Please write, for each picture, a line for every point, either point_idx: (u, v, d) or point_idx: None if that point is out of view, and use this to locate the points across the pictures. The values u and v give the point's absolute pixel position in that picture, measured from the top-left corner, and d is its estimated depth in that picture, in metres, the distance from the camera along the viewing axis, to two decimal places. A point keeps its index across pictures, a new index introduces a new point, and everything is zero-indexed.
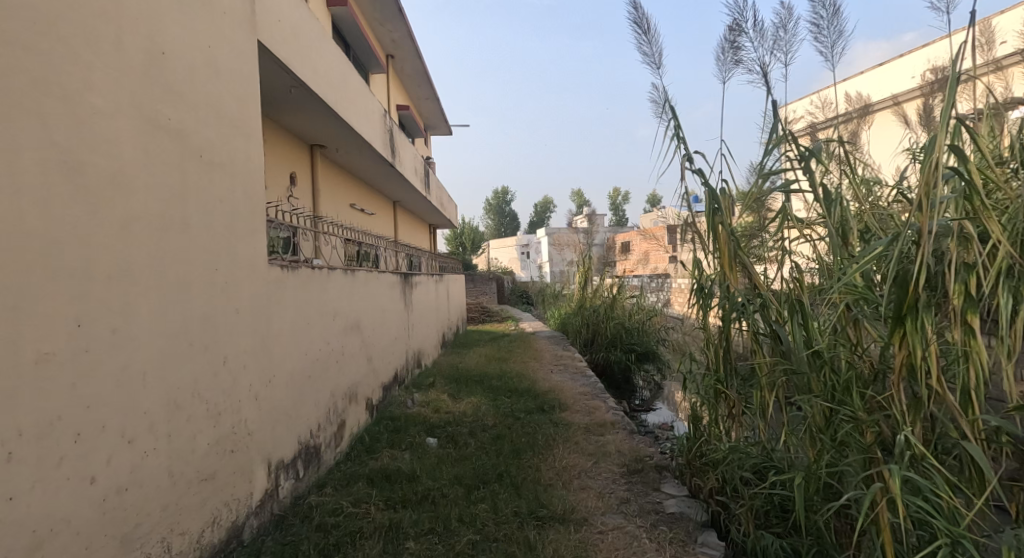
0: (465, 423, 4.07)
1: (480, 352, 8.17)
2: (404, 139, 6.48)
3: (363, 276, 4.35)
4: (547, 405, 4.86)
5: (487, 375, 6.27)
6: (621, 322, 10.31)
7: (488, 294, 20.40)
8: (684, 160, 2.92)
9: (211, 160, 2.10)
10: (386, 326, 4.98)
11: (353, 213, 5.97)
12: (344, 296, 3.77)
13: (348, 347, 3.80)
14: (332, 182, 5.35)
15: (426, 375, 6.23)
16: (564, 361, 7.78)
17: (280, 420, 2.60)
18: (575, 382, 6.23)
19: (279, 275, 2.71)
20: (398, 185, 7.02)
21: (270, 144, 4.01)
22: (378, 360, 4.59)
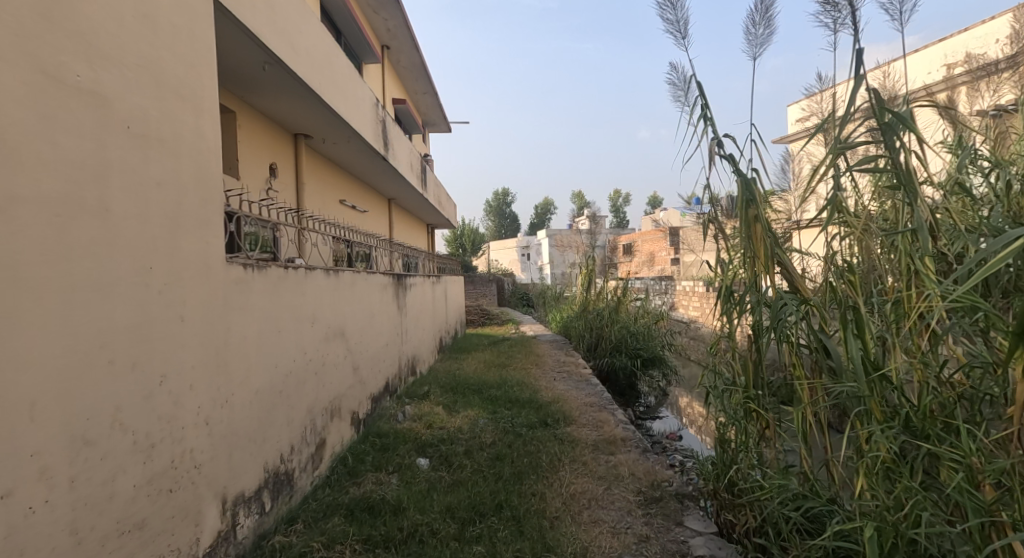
0: (461, 440, 3.68)
1: (478, 358, 7.79)
2: (399, 132, 6.08)
3: (350, 277, 3.96)
4: (551, 418, 4.47)
5: (486, 384, 5.87)
6: (625, 326, 9.92)
7: (488, 296, 19.98)
8: (714, 144, 2.53)
9: (147, 135, 1.71)
10: (376, 332, 4.59)
11: (342, 209, 5.58)
12: (325, 299, 3.37)
13: (330, 356, 3.40)
14: (319, 175, 4.95)
15: (421, 383, 5.84)
16: (568, 367, 7.38)
17: (241, 447, 2.21)
18: (580, 391, 5.83)
19: (241, 275, 2.31)
20: (393, 181, 6.62)
21: (244, 130, 3.60)
22: (366, 370, 4.19)
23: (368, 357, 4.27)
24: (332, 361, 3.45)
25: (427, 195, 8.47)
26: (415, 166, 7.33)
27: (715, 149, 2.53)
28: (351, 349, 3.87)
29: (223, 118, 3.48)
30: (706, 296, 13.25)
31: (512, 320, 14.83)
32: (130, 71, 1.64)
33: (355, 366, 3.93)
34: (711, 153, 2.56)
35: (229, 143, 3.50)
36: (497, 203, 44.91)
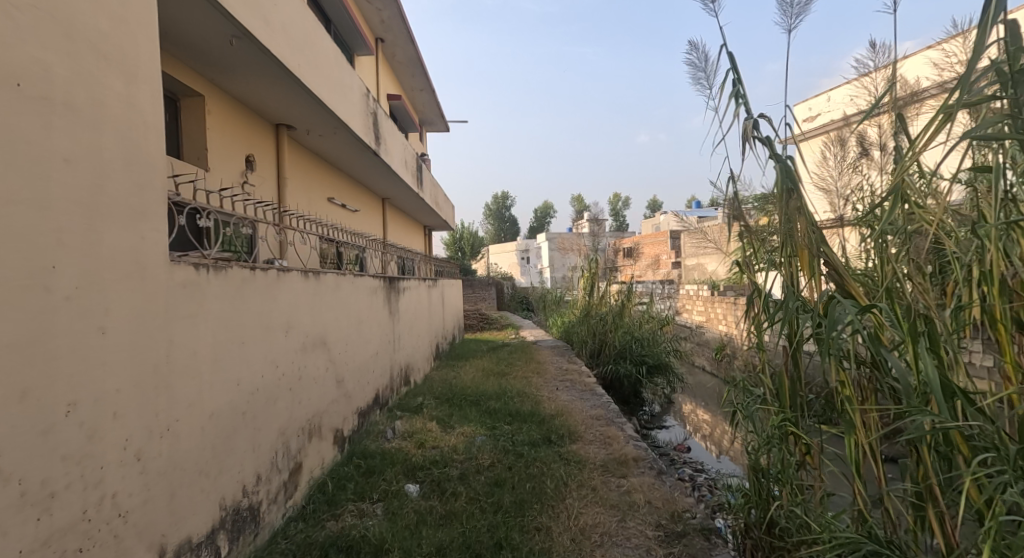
0: (456, 462, 3.31)
1: (476, 365, 7.43)
2: (393, 127, 5.72)
3: (334, 281, 3.59)
4: (555, 435, 4.11)
5: (485, 395, 5.49)
6: (629, 332, 9.54)
7: (488, 301, 19.62)
8: (750, 126, 2.17)
9: (49, 98, 1.35)
10: (365, 337, 4.23)
11: (330, 208, 5.21)
12: (303, 305, 3.00)
13: (308, 369, 3.02)
14: (304, 170, 4.58)
15: (414, 394, 5.47)
16: (571, 376, 7.00)
17: (188, 483, 1.84)
18: (584, 403, 5.46)
19: (191, 277, 1.94)
20: (387, 180, 6.26)
21: (213, 115, 3.23)
22: (351, 382, 3.82)
23: (354, 368, 3.90)
24: (312, 374, 3.08)
25: (423, 195, 8.10)
26: (410, 164, 6.95)
27: (752, 132, 2.16)
28: (335, 360, 3.49)
29: (190, 102, 3.12)
30: (711, 300, 13.15)
31: (512, 325, 14.47)
32: (22, 13, 1.28)
33: (340, 378, 3.56)
34: (746, 138, 2.20)
35: (198, 130, 3.14)
36: (496, 207, 44.61)
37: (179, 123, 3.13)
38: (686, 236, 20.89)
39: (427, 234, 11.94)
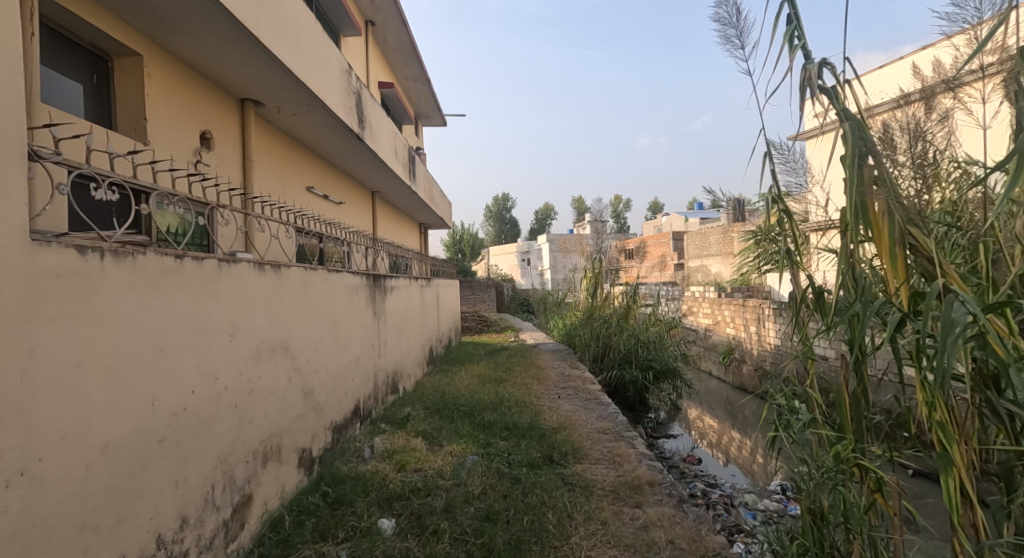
0: (442, 490, 2.81)
1: (472, 370, 6.94)
2: (379, 111, 5.22)
3: (302, 276, 3.11)
4: (557, 454, 3.61)
5: (480, 404, 5.00)
6: (634, 335, 9.04)
7: (488, 302, 19.12)
8: (812, 74, 1.68)
9: None
10: (342, 340, 3.75)
11: (309, 197, 4.73)
12: (257, 304, 2.51)
13: (264, 380, 2.54)
14: (278, 154, 4.10)
15: (401, 404, 4.99)
16: (573, 382, 6.49)
17: (61, 544, 1.36)
18: (589, 413, 4.97)
19: (77, 263, 1.47)
20: (375, 170, 5.78)
21: (154, 80, 2.75)
22: (324, 392, 3.34)
23: (327, 375, 3.41)
24: (269, 385, 2.59)
25: (417, 189, 7.61)
26: (401, 154, 6.47)
27: (816, 80, 1.67)
28: (301, 368, 3.00)
29: (127, 61, 2.66)
30: (717, 302, 12.72)
31: (512, 328, 13.99)
32: None
33: (308, 389, 3.08)
34: (805, 86, 1.72)
35: (135, 97, 2.67)
36: (496, 207, 44.13)
37: (113, 88, 2.66)
38: (690, 236, 20.42)
39: (423, 232, 11.44)
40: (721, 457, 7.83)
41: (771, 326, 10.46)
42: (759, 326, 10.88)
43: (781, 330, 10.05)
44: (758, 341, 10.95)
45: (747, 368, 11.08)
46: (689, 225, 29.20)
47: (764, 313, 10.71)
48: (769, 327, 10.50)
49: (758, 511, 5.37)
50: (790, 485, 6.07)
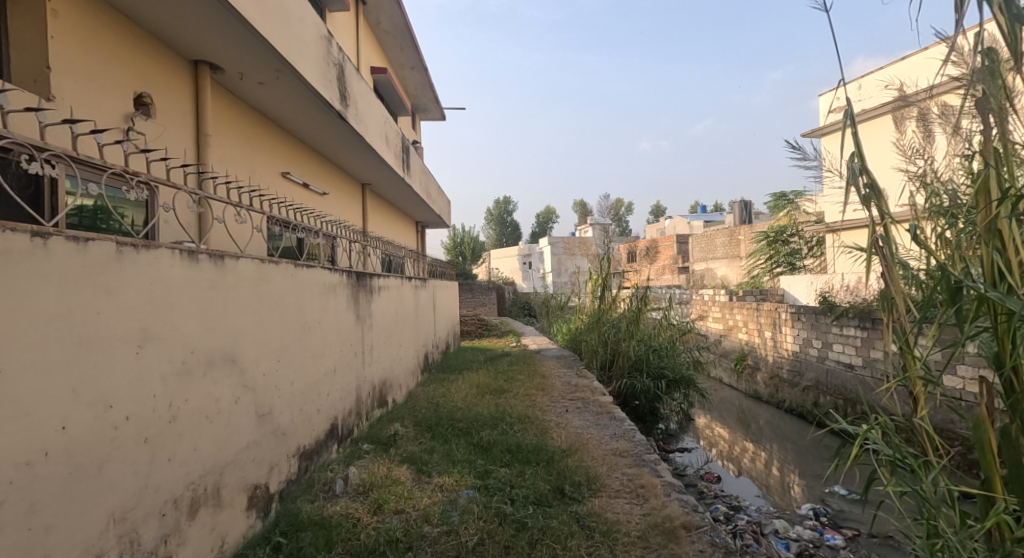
0: (427, 545, 2.22)
1: (470, 379, 6.34)
2: (365, 89, 4.65)
3: (257, 271, 2.52)
4: (569, 487, 3.02)
5: (478, 420, 4.41)
6: (645, 341, 8.42)
7: (488, 305, 18.53)
8: None
9: None
10: (315, 348, 3.18)
11: (283, 183, 4.15)
12: (185, 305, 1.92)
13: (196, 403, 1.96)
14: (243, 130, 3.54)
15: (389, 420, 4.41)
16: (581, 394, 5.90)
17: None
18: (601, 432, 4.39)
19: None
20: (362, 157, 5.20)
21: (61, 21, 2.17)
22: (288, 413, 2.74)
23: (293, 391, 2.82)
24: (204, 409, 2.00)
25: (412, 181, 7.03)
26: (393, 142, 5.90)
27: None
28: (255, 384, 2.41)
29: None
30: (728, 306, 12.11)
31: (513, 332, 13.39)
32: None
33: (265, 410, 2.49)
34: None
35: (34, 40, 2.10)
36: (497, 210, 43.60)
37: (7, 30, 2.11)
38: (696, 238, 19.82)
39: (421, 230, 10.87)
40: (736, 471, 7.24)
41: (787, 331, 9.84)
42: (775, 331, 10.27)
43: (800, 335, 9.44)
44: (773, 347, 10.33)
45: (762, 375, 10.46)
46: (693, 227, 28.61)
47: (781, 318, 10.09)
48: (786, 333, 9.88)
49: (791, 541, 4.77)
50: (824, 509, 5.48)
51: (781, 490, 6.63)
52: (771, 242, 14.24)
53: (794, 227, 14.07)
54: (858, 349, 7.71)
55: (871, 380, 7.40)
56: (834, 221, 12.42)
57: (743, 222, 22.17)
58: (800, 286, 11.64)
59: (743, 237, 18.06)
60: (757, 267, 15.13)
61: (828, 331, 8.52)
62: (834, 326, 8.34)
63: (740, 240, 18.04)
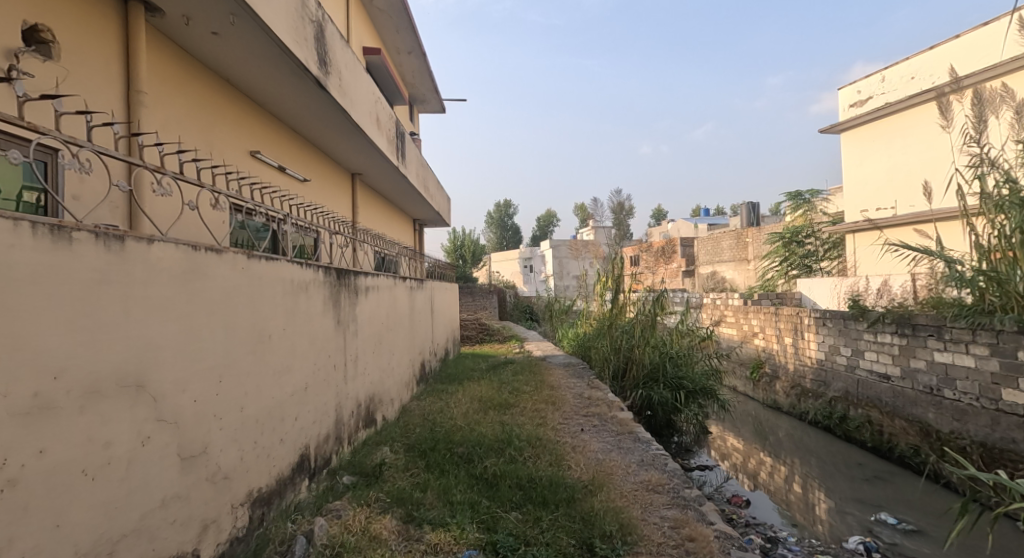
0: None
1: (471, 391, 5.70)
2: (350, 56, 4.01)
3: (190, 262, 1.87)
4: (599, 541, 2.39)
5: (481, 443, 3.78)
6: (661, 348, 7.76)
7: (488, 309, 17.89)
8: None
9: None
10: (279, 360, 2.54)
11: (249, 162, 3.52)
12: (39, 309, 1.26)
13: (66, 452, 1.31)
14: (194, 93, 2.91)
15: (376, 443, 3.76)
16: (596, 408, 5.28)
17: None
18: (626, 457, 3.76)
19: None
20: (350, 138, 4.57)
21: None
22: (234, 448, 2.09)
23: (242, 418, 2.17)
24: (79, 461, 1.35)
25: (408, 172, 6.39)
26: (386, 125, 5.26)
27: None
28: (182, 415, 1.76)
29: None
30: (743, 310, 11.48)
31: (515, 337, 12.73)
32: None
33: (196, 449, 1.83)
34: None
35: None
36: (497, 213, 43.04)
37: None
38: (701, 240, 19.20)
39: (419, 228, 10.28)
40: (752, 485, 6.67)
41: (811, 338, 9.17)
42: (796, 338, 9.61)
43: (825, 342, 8.77)
44: (794, 354, 9.67)
45: (781, 384, 9.79)
46: (697, 231, 27.99)
47: (803, 323, 9.42)
48: (809, 339, 9.21)
49: None
50: (875, 544, 4.81)
51: (805, 509, 6.05)
52: (786, 243, 13.58)
53: (810, 228, 13.39)
54: (896, 358, 7.05)
55: (912, 392, 6.75)
56: (855, 220, 11.76)
57: (751, 225, 21.53)
58: (821, 289, 10.97)
59: (751, 240, 17.45)
60: (770, 269, 14.45)
61: (859, 338, 7.86)
62: (867, 333, 7.69)
63: (748, 242, 17.44)
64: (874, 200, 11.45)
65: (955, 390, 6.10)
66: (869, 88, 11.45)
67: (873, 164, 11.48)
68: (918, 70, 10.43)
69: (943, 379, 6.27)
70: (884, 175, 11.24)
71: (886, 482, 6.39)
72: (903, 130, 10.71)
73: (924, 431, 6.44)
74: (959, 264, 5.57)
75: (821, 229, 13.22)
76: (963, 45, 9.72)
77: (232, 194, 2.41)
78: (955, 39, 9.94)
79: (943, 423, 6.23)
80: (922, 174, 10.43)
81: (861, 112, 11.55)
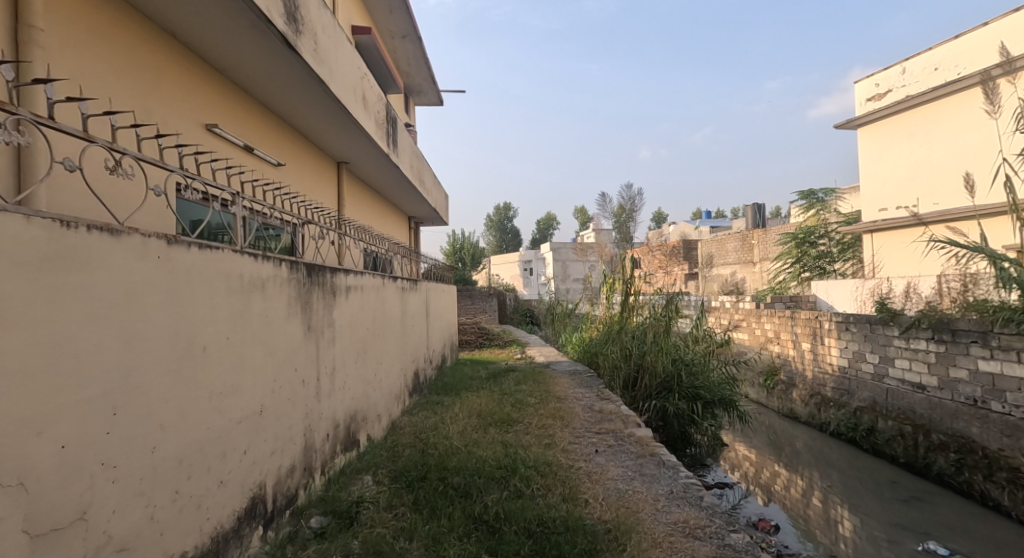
0: None
1: (470, 404, 5.12)
2: (329, 17, 3.44)
3: (61, 247, 1.29)
4: None
5: (481, 471, 3.20)
6: (677, 355, 7.18)
7: (488, 313, 17.38)
8: None
9: None
10: (220, 378, 1.96)
11: (202, 135, 2.96)
12: None
13: None
14: (117, 43, 2.36)
15: (357, 472, 3.18)
16: (609, 423, 4.69)
17: None
18: (653, 488, 3.18)
19: None
20: (331, 117, 3.99)
21: None
22: (138, 504, 1.51)
23: (155, 463, 1.59)
24: None
25: (402, 162, 5.83)
26: (375, 106, 4.69)
27: None
28: (33, 472, 1.19)
29: None
30: (756, 314, 10.91)
31: (516, 342, 12.16)
32: None
33: (62, 519, 1.26)
34: None
35: None
36: (496, 215, 42.53)
37: None
38: (705, 242, 18.61)
39: (415, 227, 9.71)
40: (765, 498, 6.07)
41: (831, 344, 8.59)
42: (815, 343, 9.03)
43: (848, 348, 8.20)
44: (813, 361, 9.07)
45: (798, 392, 9.21)
46: (699, 233, 27.44)
47: (823, 328, 8.84)
48: (829, 345, 8.62)
49: None
50: None
51: (828, 528, 5.47)
52: (798, 244, 12.96)
53: (824, 228, 12.82)
54: (934, 367, 6.48)
55: (953, 404, 6.20)
56: (874, 220, 11.22)
57: (757, 226, 20.91)
58: (840, 291, 10.39)
59: (758, 241, 16.89)
60: (781, 271, 13.84)
61: (889, 344, 7.31)
62: (898, 339, 7.14)
63: (753, 244, 16.90)
64: (895, 198, 10.89)
65: (1004, 402, 5.57)
66: (888, 80, 10.91)
67: (893, 161, 10.93)
68: (941, 60, 9.89)
69: (989, 391, 5.75)
70: (906, 172, 10.68)
71: (925, 503, 5.80)
72: (926, 124, 10.17)
73: (967, 448, 5.88)
74: (1005, 261, 5.04)
75: (836, 229, 12.65)
76: (988, 34, 9.19)
77: (177, 167, 1.87)
78: (981, 27, 9.39)
79: (990, 438, 5.68)
80: (948, 170, 9.87)
81: (879, 106, 11.02)
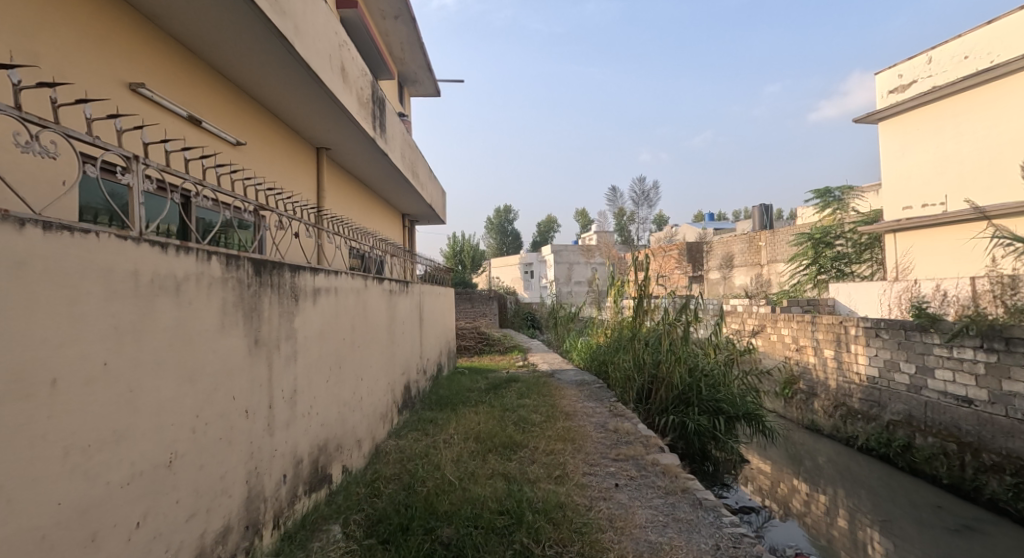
0: None
1: (467, 422, 4.47)
2: None
3: None
4: None
5: (478, 520, 2.55)
6: (695, 365, 6.51)
7: (488, 316, 16.75)
8: None
9: None
10: (92, 423, 1.33)
11: (117, 93, 2.37)
12: None
13: None
14: None
15: (324, 522, 2.54)
16: (627, 447, 4.04)
17: None
18: (694, 543, 2.53)
19: None
20: (301, 88, 3.36)
21: None
22: None
23: None
24: None
25: (392, 149, 5.20)
26: (358, 80, 4.05)
27: None
28: None
29: None
30: (772, 319, 10.26)
31: (516, 348, 11.51)
32: None
33: None
34: None
35: None
36: (496, 217, 41.90)
37: None
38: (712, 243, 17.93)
39: (409, 225, 9.08)
40: (785, 515, 5.44)
41: (859, 352, 7.94)
42: (839, 351, 8.38)
43: (878, 356, 7.55)
44: (837, 370, 8.42)
45: (821, 403, 8.55)
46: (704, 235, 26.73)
47: (848, 335, 8.19)
48: (857, 353, 7.97)
49: None
50: None
51: (858, 552, 4.86)
52: (814, 244, 12.31)
53: (841, 228, 12.18)
54: (985, 379, 5.83)
55: (1007, 421, 5.56)
56: (897, 219, 10.58)
57: (764, 227, 20.20)
58: (864, 295, 9.76)
59: (767, 242, 16.22)
60: (796, 274, 13.18)
61: (928, 353, 6.67)
62: (939, 348, 6.49)
63: (762, 245, 16.22)
64: (921, 195, 10.25)
65: None
66: (913, 70, 10.27)
67: (919, 156, 10.29)
68: (972, 47, 9.26)
69: None
70: (932, 167, 10.05)
71: (978, 533, 5.14)
72: (955, 116, 9.54)
73: None
74: None
75: (854, 229, 12.00)
76: None
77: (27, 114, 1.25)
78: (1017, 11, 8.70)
79: None
80: (979, 166, 9.23)
81: (903, 98, 10.39)
